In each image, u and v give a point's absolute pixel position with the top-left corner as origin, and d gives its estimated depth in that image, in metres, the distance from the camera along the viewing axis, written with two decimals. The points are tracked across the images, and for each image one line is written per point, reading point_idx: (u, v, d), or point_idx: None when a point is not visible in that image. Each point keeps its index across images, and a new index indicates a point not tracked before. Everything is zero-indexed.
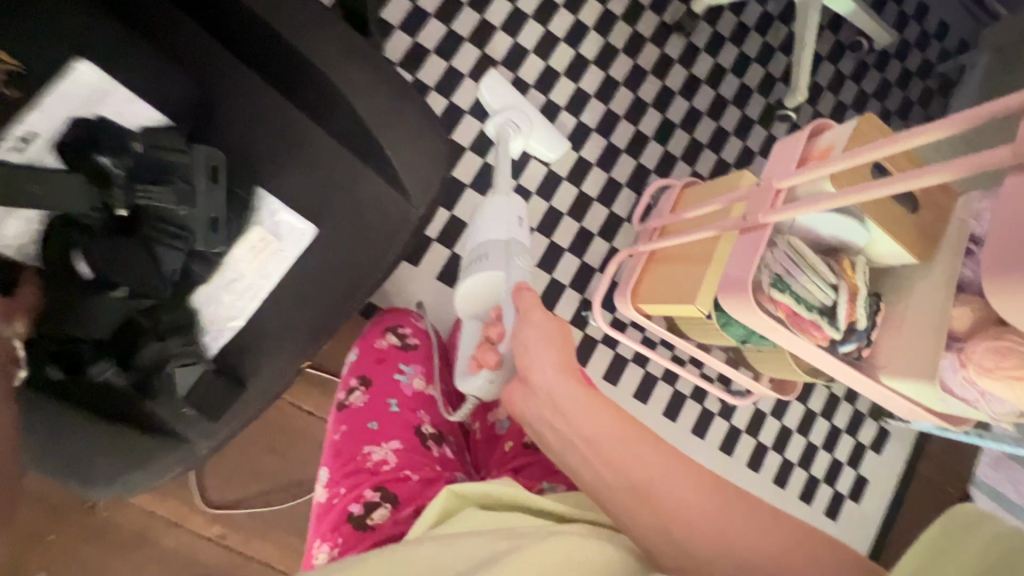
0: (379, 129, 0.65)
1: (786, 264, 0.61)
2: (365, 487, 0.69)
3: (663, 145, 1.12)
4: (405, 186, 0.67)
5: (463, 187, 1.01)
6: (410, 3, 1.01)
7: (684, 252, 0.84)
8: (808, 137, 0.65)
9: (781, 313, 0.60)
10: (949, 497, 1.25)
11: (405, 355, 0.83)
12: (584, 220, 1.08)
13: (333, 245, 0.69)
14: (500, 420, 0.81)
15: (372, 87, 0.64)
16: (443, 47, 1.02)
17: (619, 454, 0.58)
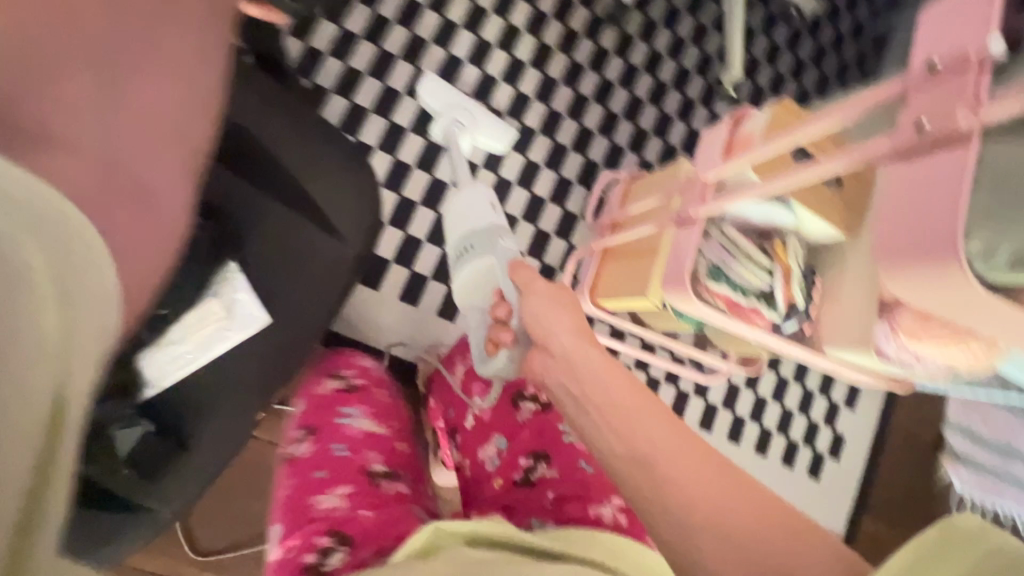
0: (307, 172, 0.68)
1: (720, 255, 0.63)
2: (317, 531, 0.65)
3: (610, 137, 1.13)
4: (339, 227, 0.69)
5: (414, 205, 1.01)
6: (337, 28, 1.00)
7: (635, 246, 0.85)
8: (731, 126, 0.67)
9: (722, 303, 0.62)
10: (923, 442, 1.31)
11: (350, 398, 0.81)
12: (539, 222, 1.09)
13: (277, 289, 0.70)
14: (489, 456, 0.76)
15: (295, 131, 0.67)
16: (376, 67, 1.02)
17: (623, 410, 0.60)
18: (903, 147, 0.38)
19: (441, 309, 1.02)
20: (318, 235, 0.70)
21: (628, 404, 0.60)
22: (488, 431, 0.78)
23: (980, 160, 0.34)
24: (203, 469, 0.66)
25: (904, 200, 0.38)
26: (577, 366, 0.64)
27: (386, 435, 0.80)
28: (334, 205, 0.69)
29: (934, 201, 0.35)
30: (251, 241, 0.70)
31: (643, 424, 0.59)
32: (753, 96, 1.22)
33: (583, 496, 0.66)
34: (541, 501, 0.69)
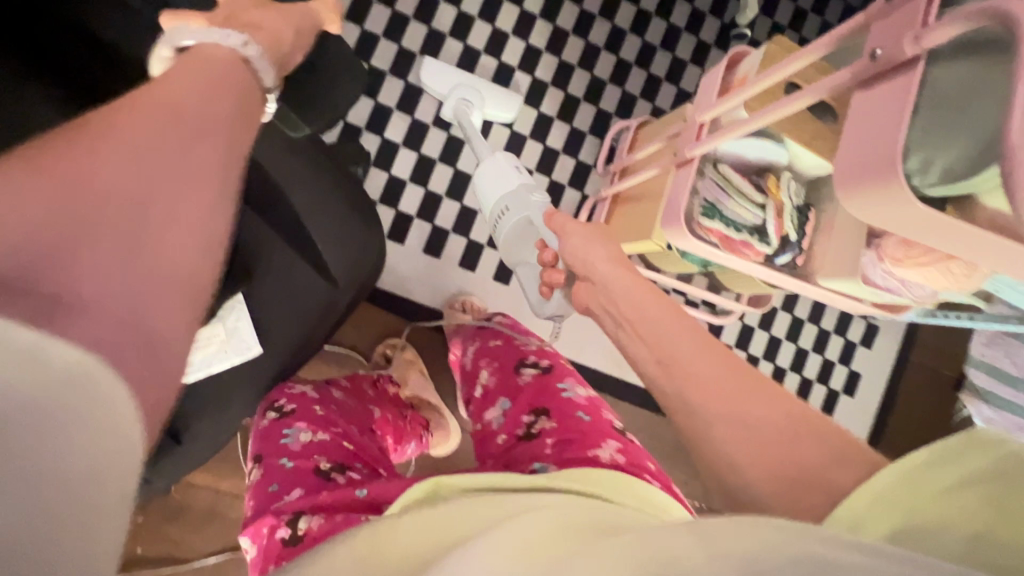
0: (313, 186, 0.78)
1: (714, 191, 0.67)
2: (282, 510, 0.62)
3: (622, 86, 1.14)
4: (331, 274, 0.79)
5: (433, 163, 1.07)
6: None
7: (641, 192, 0.89)
8: (727, 68, 0.69)
9: (715, 238, 0.66)
10: (942, 377, 1.32)
11: (288, 418, 0.75)
12: (553, 173, 1.13)
13: (301, 244, 0.78)
14: (494, 416, 0.75)
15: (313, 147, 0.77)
16: (391, 29, 1.05)
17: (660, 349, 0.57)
18: (862, 76, 0.41)
19: (461, 260, 1.09)
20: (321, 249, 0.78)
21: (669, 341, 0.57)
22: (494, 396, 0.78)
23: (922, 82, 0.37)
24: (185, 459, 0.77)
25: (866, 120, 0.41)
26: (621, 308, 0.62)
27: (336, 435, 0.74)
28: (333, 227, 0.79)
29: (886, 122, 0.39)
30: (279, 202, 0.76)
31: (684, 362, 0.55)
32: (771, 35, 1.20)
33: (581, 439, 0.64)
34: (541, 450, 0.65)
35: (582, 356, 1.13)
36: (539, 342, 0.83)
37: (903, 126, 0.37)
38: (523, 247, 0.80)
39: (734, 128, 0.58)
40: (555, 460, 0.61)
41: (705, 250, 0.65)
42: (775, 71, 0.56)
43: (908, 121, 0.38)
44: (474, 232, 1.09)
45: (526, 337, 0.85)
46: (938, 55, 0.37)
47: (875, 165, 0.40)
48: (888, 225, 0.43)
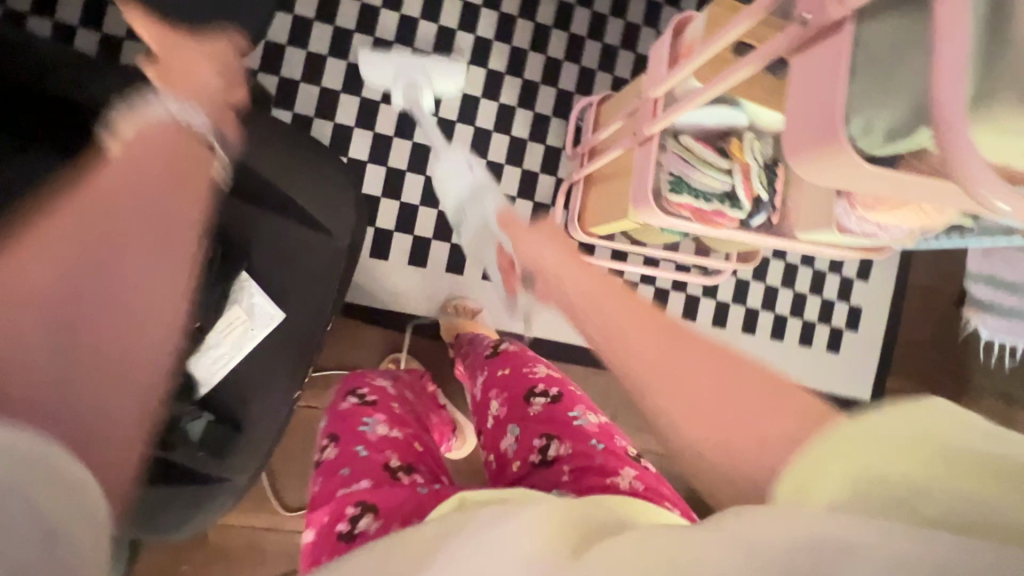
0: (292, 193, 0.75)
1: (677, 165, 0.66)
2: (347, 503, 0.65)
3: (578, 63, 1.12)
4: (326, 228, 0.76)
5: (403, 174, 1.06)
6: (290, 17, 1.02)
7: (612, 170, 0.88)
8: (673, 36, 0.68)
9: (686, 213, 0.66)
10: (944, 296, 1.32)
11: (368, 407, 0.81)
12: (525, 162, 1.11)
13: (284, 262, 0.77)
14: (509, 439, 0.77)
15: (272, 147, 0.74)
16: (336, 47, 1.04)
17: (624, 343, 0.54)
18: (799, 39, 0.41)
19: (448, 265, 1.09)
20: (305, 233, 0.77)
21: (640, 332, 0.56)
22: (505, 424, 0.79)
23: (855, 43, 0.37)
24: (261, 446, 0.77)
25: (811, 82, 0.40)
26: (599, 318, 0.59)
27: (405, 436, 0.77)
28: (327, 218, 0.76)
29: (826, 86, 0.39)
30: (255, 226, 0.76)
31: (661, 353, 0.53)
32: None
33: (599, 469, 0.67)
34: (557, 479, 0.67)
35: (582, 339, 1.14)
36: (545, 369, 0.83)
37: (841, 87, 0.38)
38: (483, 249, 0.77)
39: (691, 99, 0.58)
40: (573, 486, 0.65)
41: (679, 225, 0.65)
42: (717, 38, 0.55)
43: (847, 83, 0.38)
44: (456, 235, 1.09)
45: (532, 364, 0.85)
46: (866, 15, 0.37)
47: (824, 128, 0.39)
48: (853, 185, 0.42)
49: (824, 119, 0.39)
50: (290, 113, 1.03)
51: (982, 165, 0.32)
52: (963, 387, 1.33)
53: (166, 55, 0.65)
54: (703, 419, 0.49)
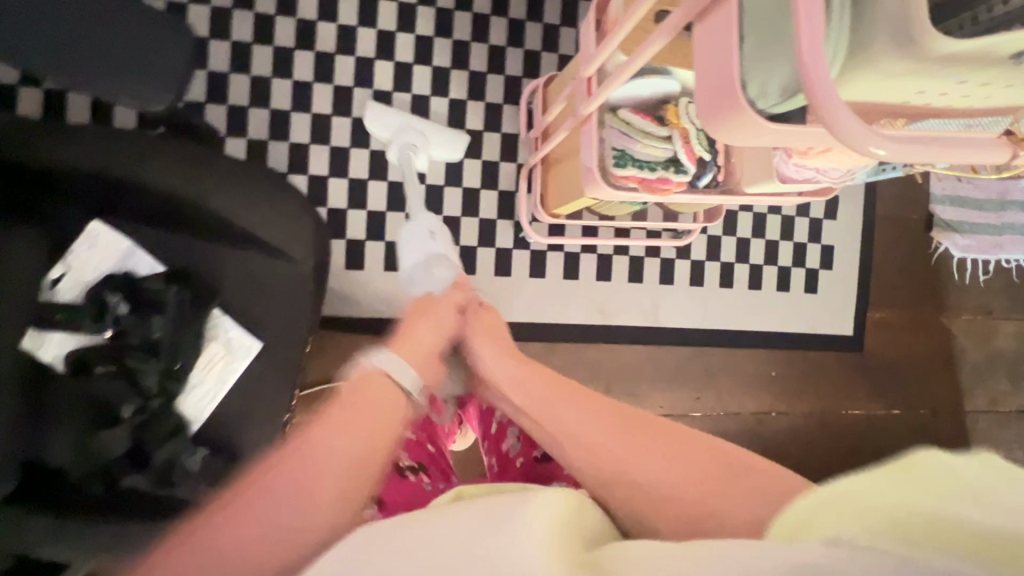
0: (241, 221, 0.70)
1: (619, 139, 0.69)
2: None
3: (522, 46, 1.12)
4: (285, 252, 0.72)
5: (365, 183, 1.08)
6: (228, 44, 1.02)
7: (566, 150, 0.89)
8: (597, 15, 0.69)
9: (634, 184, 0.68)
10: (913, 223, 1.34)
11: None
12: (483, 153, 1.12)
13: (251, 293, 0.73)
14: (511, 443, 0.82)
15: (210, 180, 0.69)
16: (279, 67, 1.04)
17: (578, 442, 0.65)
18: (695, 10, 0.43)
19: None
20: (265, 260, 0.72)
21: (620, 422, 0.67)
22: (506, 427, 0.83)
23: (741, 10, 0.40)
24: None
25: (709, 54, 0.43)
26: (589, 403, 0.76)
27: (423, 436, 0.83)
28: (285, 242, 0.72)
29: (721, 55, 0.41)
30: (215, 260, 0.72)
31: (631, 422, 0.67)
32: None
33: None
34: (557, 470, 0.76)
35: (564, 316, 1.17)
36: None
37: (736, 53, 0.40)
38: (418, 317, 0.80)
39: (617, 75, 0.60)
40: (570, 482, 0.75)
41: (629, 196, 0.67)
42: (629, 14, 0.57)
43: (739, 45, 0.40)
44: None
45: None
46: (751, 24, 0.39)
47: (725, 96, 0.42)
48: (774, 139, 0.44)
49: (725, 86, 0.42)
50: (244, 140, 1.04)
51: (852, 116, 0.36)
52: (942, 308, 1.36)
53: (131, 163, 0.67)
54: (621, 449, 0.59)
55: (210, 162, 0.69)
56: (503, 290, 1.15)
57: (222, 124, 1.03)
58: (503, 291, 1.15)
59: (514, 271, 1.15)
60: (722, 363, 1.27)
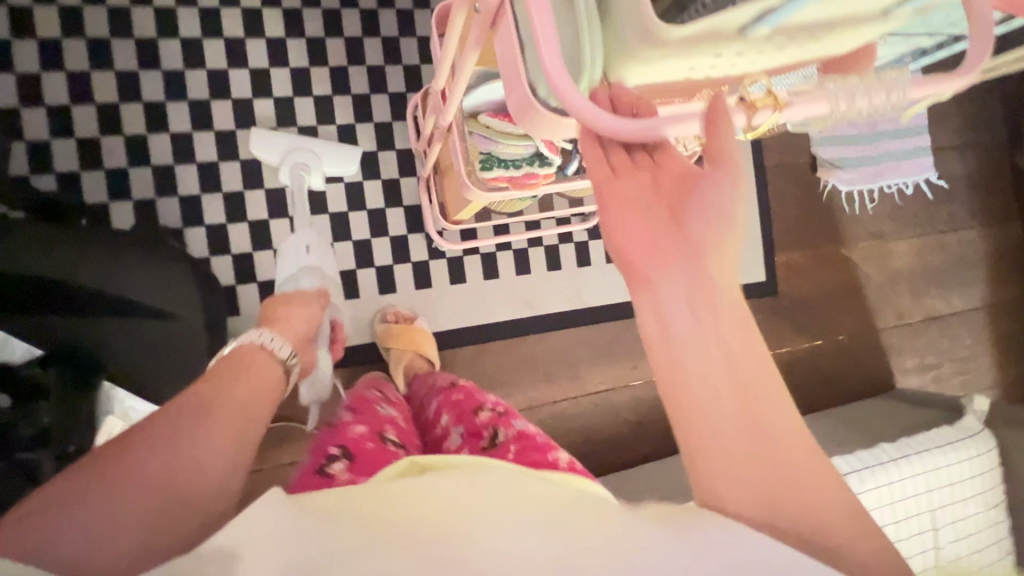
0: (113, 287, 0.65)
1: (483, 144, 0.73)
2: (339, 443, 0.73)
3: (400, 63, 1.14)
4: (167, 310, 0.67)
5: (267, 222, 1.07)
6: (93, 107, 1.00)
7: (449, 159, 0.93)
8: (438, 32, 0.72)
9: (504, 183, 0.74)
10: (800, 167, 1.45)
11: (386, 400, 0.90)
12: (382, 172, 1.13)
13: (142, 361, 0.68)
14: (455, 436, 0.82)
15: (61, 252, 0.63)
16: (152, 122, 1.02)
17: (694, 259, 0.46)
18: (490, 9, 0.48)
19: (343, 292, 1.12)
20: (145, 324, 0.67)
21: (653, 322, 0.46)
22: (450, 429, 0.84)
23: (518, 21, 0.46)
24: None
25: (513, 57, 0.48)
26: (677, 283, 0.46)
27: (406, 429, 0.84)
28: (148, 298, 0.67)
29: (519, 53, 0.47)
30: (96, 336, 0.66)
31: (664, 345, 0.45)
32: None
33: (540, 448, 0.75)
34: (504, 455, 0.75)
35: (492, 315, 1.20)
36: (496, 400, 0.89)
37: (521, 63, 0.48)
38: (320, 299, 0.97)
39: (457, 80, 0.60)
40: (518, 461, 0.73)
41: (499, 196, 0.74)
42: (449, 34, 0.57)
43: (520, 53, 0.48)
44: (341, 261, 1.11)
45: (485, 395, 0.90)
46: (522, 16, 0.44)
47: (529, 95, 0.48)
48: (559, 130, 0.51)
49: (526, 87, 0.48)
50: (129, 203, 1.01)
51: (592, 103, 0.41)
52: (841, 240, 1.47)
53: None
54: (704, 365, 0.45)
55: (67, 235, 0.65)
56: (427, 301, 1.17)
57: (102, 191, 1.00)
58: (428, 302, 1.16)
59: (434, 283, 1.17)
60: None
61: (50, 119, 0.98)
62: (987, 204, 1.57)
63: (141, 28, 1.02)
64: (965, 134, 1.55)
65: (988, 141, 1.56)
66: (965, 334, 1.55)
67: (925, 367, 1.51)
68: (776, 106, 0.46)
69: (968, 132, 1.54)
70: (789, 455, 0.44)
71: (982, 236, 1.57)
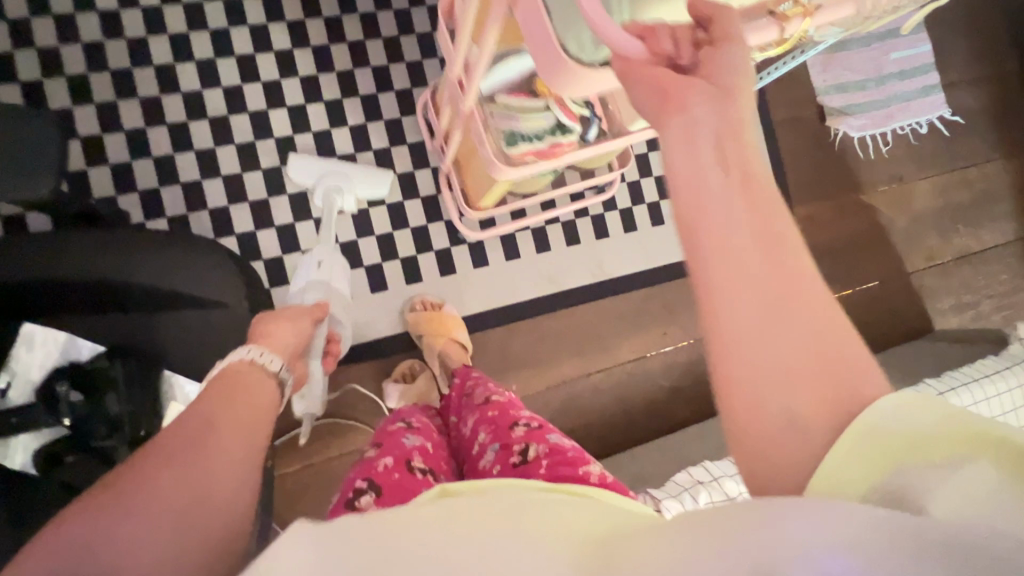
0: (163, 280, 0.70)
1: (505, 121, 0.76)
2: (363, 476, 0.63)
3: (402, 60, 1.19)
4: (214, 299, 0.72)
5: (293, 226, 1.11)
6: (123, 133, 1.05)
7: (467, 148, 0.98)
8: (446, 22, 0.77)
9: (531, 158, 0.76)
10: (807, 118, 1.44)
11: (412, 418, 0.77)
12: (396, 166, 1.17)
13: (193, 350, 0.72)
14: (491, 452, 0.73)
15: (115, 253, 0.69)
16: (177, 141, 1.08)
17: (725, 121, 0.45)
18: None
19: (371, 285, 1.15)
20: (197, 311, 0.72)
21: (683, 172, 0.44)
22: (485, 446, 0.74)
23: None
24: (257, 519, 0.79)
25: (532, 21, 0.52)
26: (709, 120, 0.45)
27: (439, 452, 0.73)
28: (194, 287, 0.71)
29: (537, 21, 0.52)
30: (155, 325, 0.71)
31: (688, 191, 0.44)
32: None
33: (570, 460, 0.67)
34: (535, 469, 0.67)
35: (517, 294, 1.22)
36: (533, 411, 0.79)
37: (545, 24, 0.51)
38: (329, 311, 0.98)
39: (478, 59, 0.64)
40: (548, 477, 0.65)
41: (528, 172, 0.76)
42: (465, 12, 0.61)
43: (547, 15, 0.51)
44: (367, 256, 1.15)
45: (523, 407, 0.80)
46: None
47: (551, 51, 0.52)
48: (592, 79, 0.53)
49: (546, 44, 0.52)
50: (164, 220, 1.06)
51: (619, 29, 0.46)
52: (858, 186, 1.46)
53: (37, 258, 0.66)
54: (735, 264, 0.43)
55: (115, 237, 0.69)
56: (453, 286, 1.19)
57: (139, 212, 1.05)
58: (453, 287, 1.19)
59: (458, 268, 1.20)
60: (682, 296, 1.31)
61: (84, 149, 1.04)
62: (1005, 133, 1.54)
63: (159, 55, 1.08)
64: (975, 65, 1.53)
65: (1000, 70, 1.54)
66: (1000, 267, 1.51)
67: (962, 305, 1.48)
68: (805, 12, 0.54)
69: (975, 63, 1.52)
70: (824, 342, 0.42)
71: (1006, 166, 1.54)
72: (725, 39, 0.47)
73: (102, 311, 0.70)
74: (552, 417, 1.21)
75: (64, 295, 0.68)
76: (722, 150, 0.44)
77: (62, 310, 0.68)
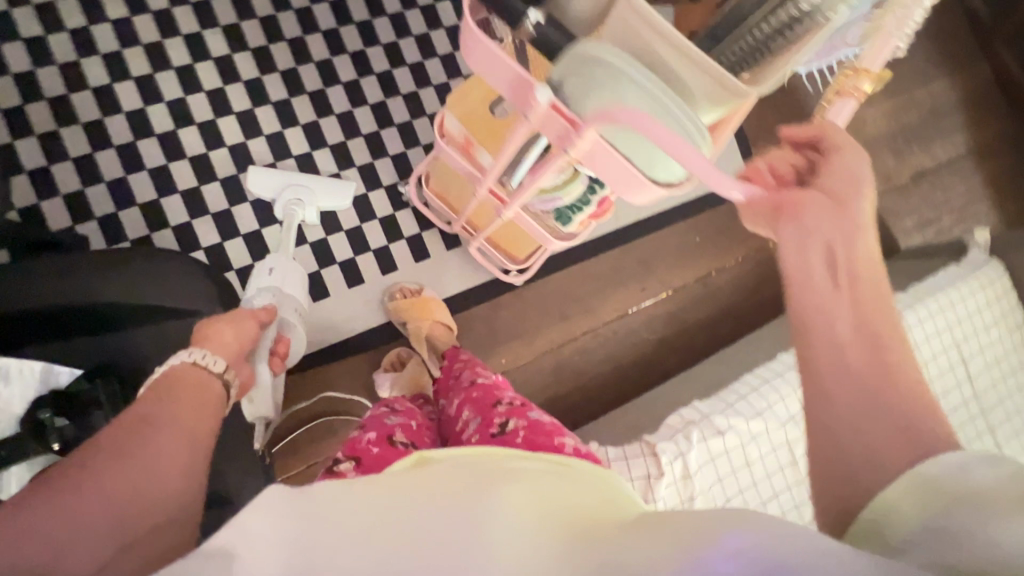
0: (132, 294, 0.72)
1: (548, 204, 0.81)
2: (345, 450, 0.65)
3: (344, 52, 1.18)
4: (187, 305, 0.75)
5: (259, 232, 1.11)
6: (70, 162, 1.03)
7: (505, 224, 1.03)
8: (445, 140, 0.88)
9: (584, 219, 0.86)
10: None
11: (400, 403, 0.78)
12: (354, 158, 1.17)
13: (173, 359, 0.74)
14: (473, 424, 0.74)
15: (79, 273, 0.70)
16: (128, 163, 1.06)
17: (842, 232, 0.52)
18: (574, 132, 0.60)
19: (347, 280, 1.15)
20: (171, 320, 0.74)
21: (797, 270, 0.53)
22: (467, 421, 0.75)
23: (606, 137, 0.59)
24: None
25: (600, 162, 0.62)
26: (823, 229, 0.52)
27: (424, 430, 0.74)
28: (165, 297, 0.74)
29: (607, 163, 0.62)
30: (131, 340, 0.73)
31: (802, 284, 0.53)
32: None
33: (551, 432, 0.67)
34: (513, 440, 0.66)
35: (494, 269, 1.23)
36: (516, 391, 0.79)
37: (625, 162, 0.60)
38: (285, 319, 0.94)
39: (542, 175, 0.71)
40: (525, 445, 0.64)
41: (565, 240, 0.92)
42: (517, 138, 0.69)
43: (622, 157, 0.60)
44: (338, 252, 1.15)
45: (506, 387, 0.81)
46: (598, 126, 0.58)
47: (619, 181, 0.63)
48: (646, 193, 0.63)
49: (612, 175, 0.63)
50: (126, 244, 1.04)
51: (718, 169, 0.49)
52: None
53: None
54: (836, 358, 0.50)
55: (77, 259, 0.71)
56: (429, 270, 1.20)
57: (100, 239, 1.03)
58: (430, 271, 1.20)
59: (431, 252, 1.20)
60: (655, 250, 1.33)
61: (32, 183, 1.01)
62: (944, 49, 1.58)
63: (94, 77, 1.05)
64: None
65: None
66: (955, 181, 1.56)
67: (923, 222, 1.53)
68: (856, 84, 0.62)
69: None
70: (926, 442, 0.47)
71: (950, 81, 1.58)
72: (838, 150, 0.54)
73: (76, 335, 0.71)
74: (544, 385, 1.24)
75: (31, 323, 0.68)
76: (833, 254, 0.52)
77: (34, 338, 0.69)
